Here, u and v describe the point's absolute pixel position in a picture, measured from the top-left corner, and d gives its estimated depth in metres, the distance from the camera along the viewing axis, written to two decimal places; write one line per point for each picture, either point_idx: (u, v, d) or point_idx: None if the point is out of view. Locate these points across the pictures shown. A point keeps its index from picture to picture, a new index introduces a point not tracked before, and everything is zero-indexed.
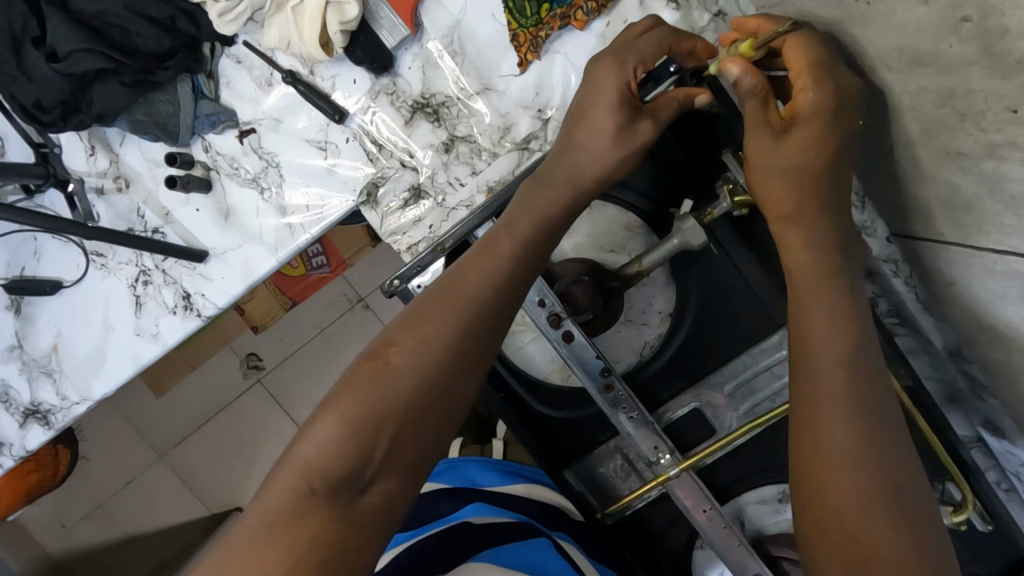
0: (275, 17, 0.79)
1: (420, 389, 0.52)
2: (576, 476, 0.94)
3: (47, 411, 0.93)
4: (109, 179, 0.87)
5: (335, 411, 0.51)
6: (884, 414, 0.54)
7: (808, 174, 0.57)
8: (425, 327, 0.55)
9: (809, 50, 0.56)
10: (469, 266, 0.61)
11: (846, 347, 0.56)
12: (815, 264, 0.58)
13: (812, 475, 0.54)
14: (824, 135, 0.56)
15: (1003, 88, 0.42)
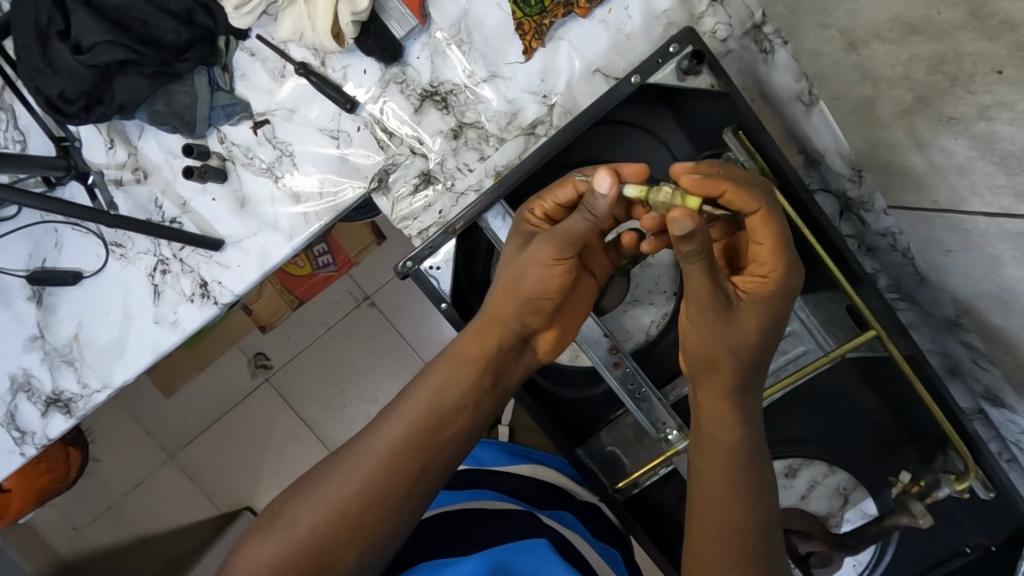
0: (288, 10, 0.81)
1: (323, 527, 0.67)
2: (586, 452, 0.96)
3: (69, 399, 0.96)
4: (128, 170, 0.90)
5: (261, 537, 0.68)
6: (759, 501, 0.62)
7: (741, 357, 0.64)
8: (336, 476, 0.70)
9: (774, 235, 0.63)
10: (390, 412, 0.73)
11: (740, 453, 0.63)
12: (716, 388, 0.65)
13: (696, 550, 0.62)
14: (759, 321, 0.64)
15: (989, 50, 0.44)
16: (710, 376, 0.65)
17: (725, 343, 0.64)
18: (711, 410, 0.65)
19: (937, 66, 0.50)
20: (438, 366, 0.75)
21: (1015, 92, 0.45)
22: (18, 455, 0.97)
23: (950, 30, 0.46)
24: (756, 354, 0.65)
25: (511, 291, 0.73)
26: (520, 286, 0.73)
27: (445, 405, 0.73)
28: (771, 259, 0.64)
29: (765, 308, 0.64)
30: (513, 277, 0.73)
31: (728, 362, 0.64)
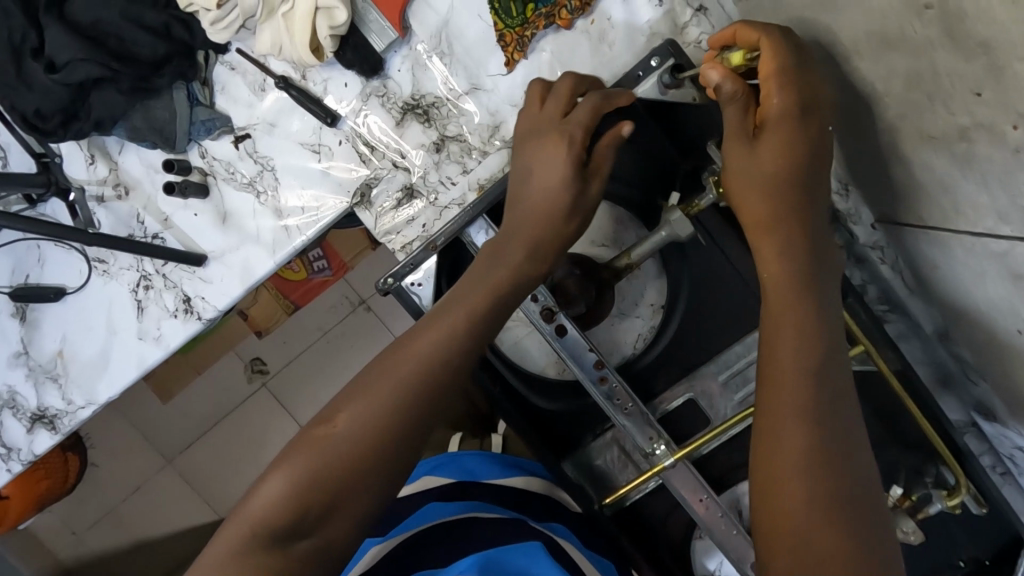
0: (267, 24, 0.80)
1: (359, 453, 0.57)
2: (573, 466, 0.95)
3: (54, 416, 0.95)
4: (109, 186, 0.89)
5: (282, 469, 0.57)
6: (837, 401, 0.56)
7: (786, 188, 0.62)
8: (374, 391, 0.60)
9: (779, 59, 0.60)
10: (431, 322, 0.64)
11: (824, 349, 0.57)
12: (789, 270, 0.60)
13: (767, 464, 0.55)
14: (808, 185, 0.62)
15: (967, 70, 0.42)
16: (774, 260, 0.61)
17: (756, 165, 0.63)
18: (789, 296, 0.59)
19: (915, 84, 0.49)
20: (485, 275, 0.68)
21: (991, 113, 0.43)
22: (4, 470, 0.96)
23: (925, 49, 0.45)
24: (807, 225, 0.62)
25: (557, 182, 0.70)
26: (564, 186, 0.70)
27: (494, 314, 0.66)
28: (816, 118, 0.62)
29: (814, 178, 0.63)
30: (557, 168, 0.71)
31: (782, 238, 0.61)
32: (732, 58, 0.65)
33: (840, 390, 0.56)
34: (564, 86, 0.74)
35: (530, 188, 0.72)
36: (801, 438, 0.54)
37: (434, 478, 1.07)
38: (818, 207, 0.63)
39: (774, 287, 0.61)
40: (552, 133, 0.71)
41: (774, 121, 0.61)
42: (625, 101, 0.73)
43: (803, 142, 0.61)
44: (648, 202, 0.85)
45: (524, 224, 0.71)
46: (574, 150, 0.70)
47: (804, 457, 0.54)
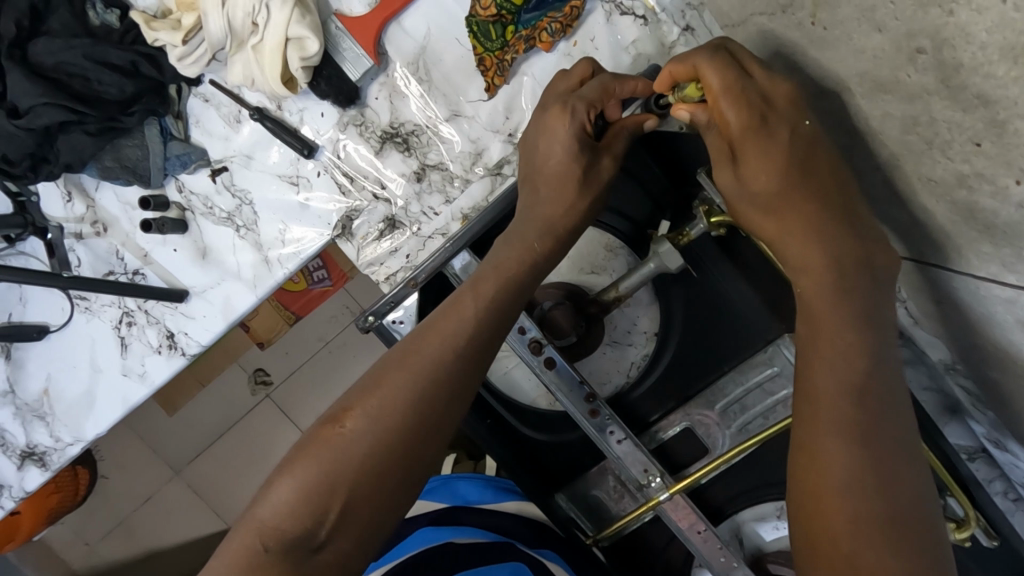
0: (237, 56, 0.77)
1: (379, 453, 0.51)
2: (566, 497, 0.93)
3: (43, 453, 0.95)
4: (86, 223, 0.88)
5: (291, 474, 0.50)
6: (888, 410, 0.51)
7: (789, 200, 0.55)
8: (387, 389, 0.53)
9: (722, 74, 0.54)
10: (451, 307, 0.58)
11: (867, 357, 0.52)
12: (823, 277, 0.54)
13: (810, 482, 0.51)
14: (813, 187, 0.54)
15: (964, 121, 0.39)
16: (805, 268, 0.55)
17: (747, 189, 0.56)
18: (820, 313, 0.53)
19: (910, 127, 0.45)
20: (500, 255, 0.61)
21: (993, 165, 0.39)
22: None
23: (920, 93, 0.42)
24: (829, 225, 0.54)
25: (562, 156, 0.62)
26: (566, 165, 0.61)
27: (517, 296, 0.59)
28: (784, 115, 0.54)
29: (816, 177, 0.55)
30: (552, 178, 0.62)
31: (806, 245, 0.54)
32: (686, 94, 0.58)
33: (884, 397, 0.51)
34: (580, 65, 0.65)
35: (539, 162, 0.63)
36: (840, 458, 0.49)
37: (425, 502, 1.00)
38: (834, 201, 0.55)
39: (807, 299, 0.55)
40: (555, 106, 0.63)
41: (739, 139, 0.54)
42: (640, 88, 0.64)
43: (785, 149, 0.54)
44: (637, 232, 0.81)
45: (534, 206, 0.62)
46: (577, 123, 0.61)
47: (844, 478, 0.49)
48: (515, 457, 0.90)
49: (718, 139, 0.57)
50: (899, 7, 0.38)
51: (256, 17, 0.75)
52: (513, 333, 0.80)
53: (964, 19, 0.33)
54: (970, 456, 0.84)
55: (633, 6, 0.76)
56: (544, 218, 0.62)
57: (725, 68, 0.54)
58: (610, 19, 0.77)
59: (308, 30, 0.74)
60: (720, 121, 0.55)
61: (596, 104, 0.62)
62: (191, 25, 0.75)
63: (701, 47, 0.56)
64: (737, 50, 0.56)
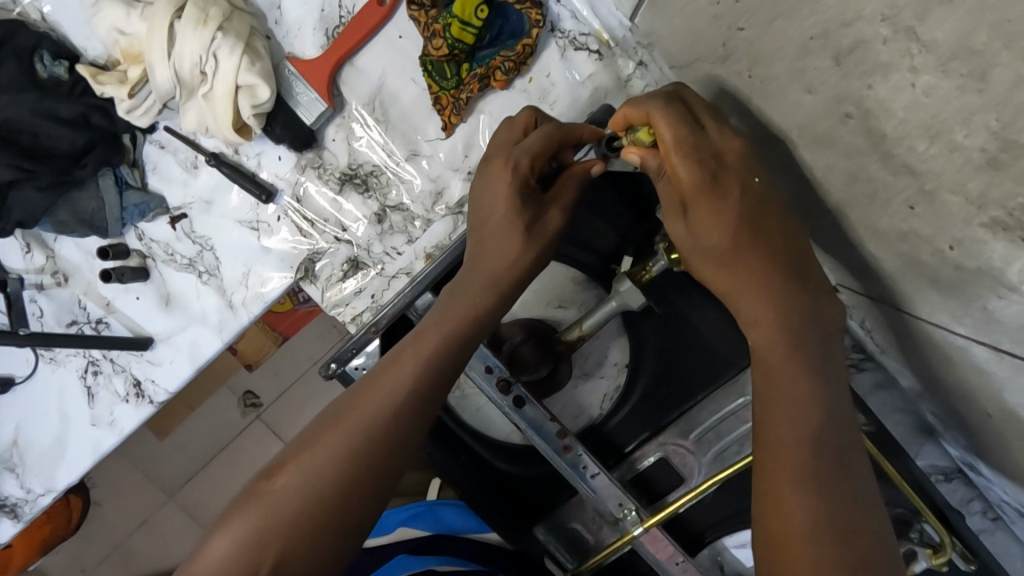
0: (188, 104, 0.75)
1: (309, 509, 0.49)
2: (546, 530, 0.90)
3: (15, 504, 0.93)
4: (47, 274, 0.87)
5: (227, 528, 0.50)
6: (847, 461, 0.49)
7: (740, 255, 0.53)
8: (327, 439, 0.52)
9: (678, 128, 0.53)
10: (390, 360, 0.57)
11: (821, 412, 0.50)
12: (775, 330, 0.52)
13: (776, 532, 0.48)
14: (763, 242, 0.53)
15: (898, 183, 0.38)
16: (759, 324, 0.53)
17: (698, 242, 0.55)
18: (777, 366, 0.52)
19: (851, 180, 0.45)
20: (446, 305, 0.60)
21: (929, 228, 0.38)
22: None
23: (855, 152, 0.40)
24: (779, 281, 0.52)
25: (506, 211, 0.61)
26: (510, 220, 0.61)
27: (461, 347, 0.58)
28: (736, 169, 0.53)
29: (765, 231, 0.53)
30: (498, 234, 0.61)
31: (760, 300, 0.53)
32: (639, 138, 0.57)
33: (838, 445, 0.49)
34: (524, 114, 0.65)
35: (483, 213, 0.63)
36: (795, 503, 0.47)
37: (407, 529, 1.00)
38: (784, 254, 0.53)
39: (761, 352, 0.53)
40: (499, 159, 0.62)
41: (691, 197, 0.53)
42: (587, 134, 0.64)
43: (734, 204, 0.52)
44: (602, 266, 0.81)
45: (480, 256, 0.62)
46: (520, 178, 0.61)
47: (803, 526, 0.47)
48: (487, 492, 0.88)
49: (669, 188, 0.56)
50: (825, 72, 0.37)
51: (205, 66, 0.73)
52: (478, 372, 0.78)
53: (882, 95, 0.32)
54: (946, 477, 0.83)
55: (586, 41, 0.75)
56: (491, 267, 0.61)
57: (676, 119, 0.53)
58: (565, 54, 0.76)
59: (258, 76, 0.73)
60: (672, 175, 0.54)
61: (539, 156, 0.61)
62: (137, 78, 0.74)
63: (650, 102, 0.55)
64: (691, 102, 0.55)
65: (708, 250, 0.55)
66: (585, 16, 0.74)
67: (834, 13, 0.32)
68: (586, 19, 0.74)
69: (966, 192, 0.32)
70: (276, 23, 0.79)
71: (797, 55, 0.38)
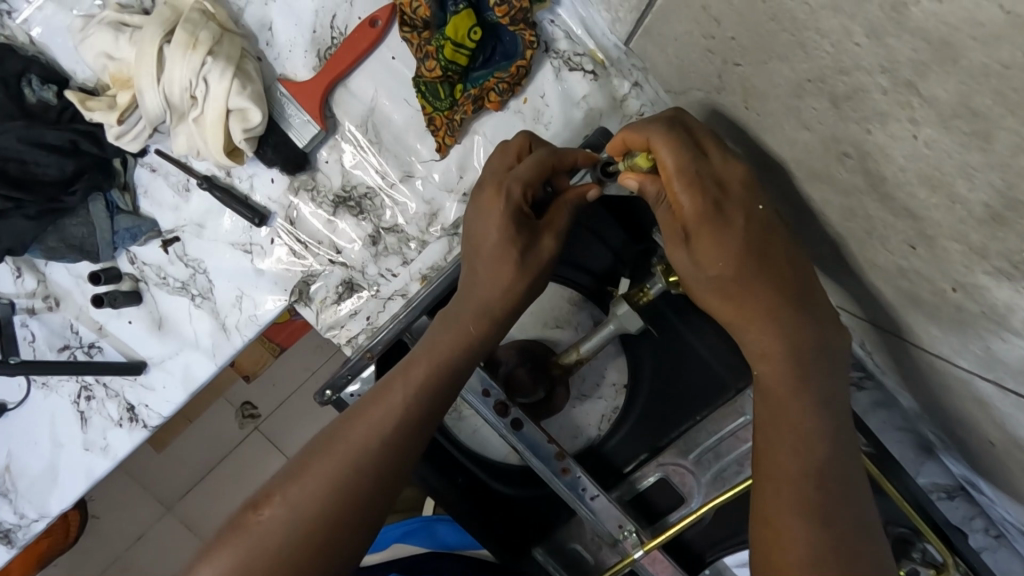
0: (178, 128, 0.74)
1: (295, 543, 0.48)
2: (544, 551, 0.89)
3: (8, 530, 0.92)
4: (38, 298, 0.86)
5: (212, 562, 0.49)
6: (848, 492, 0.47)
7: (745, 286, 0.50)
8: (314, 471, 0.51)
9: (679, 155, 0.51)
10: (379, 393, 0.56)
11: (826, 444, 0.48)
12: (781, 364, 0.49)
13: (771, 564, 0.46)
14: (769, 272, 0.50)
15: (897, 223, 0.37)
16: (765, 356, 0.50)
17: (698, 270, 0.52)
18: (782, 400, 0.49)
19: (849, 215, 0.44)
20: (439, 331, 0.60)
21: (929, 269, 0.38)
22: None
23: (853, 190, 0.40)
24: (788, 311, 0.50)
25: (497, 239, 0.60)
26: (503, 248, 0.59)
27: (451, 378, 0.57)
28: (738, 198, 0.51)
29: (769, 259, 0.51)
30: (489, 260, 0.60)
31: (767, 333, 0.50)
32: (638, 163, 0.55)
33: (842, 476, 0.48)
34: (518, 138, 0.64)
35: (476, 241, 0.62)
36: (799, 537, 0.45)
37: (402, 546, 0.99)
38: (789, 283, 0.51)
39: (770, 385, 0.50)
40: (491, 185, 0.61)
41: (693, 225, 0.51)
42: (582, 158, 0.63)
43: (736, 234, 0.50)
44: (599, 286, 0.80)
45: (473, 284, 0.61)
46: (512, 205, 0.60)
47: (802, 558, 0.44)
48: (484, 514, 0.87)
49: (669, 216, 0.53)
50: (821, 112, 0.36)
51: (194, 90, 0.72)
52: (475, 394, 0.77)
53: (880, 140, 0.32)
54: (947, 494, 0.80)
55: (581, 61, 0.75)
56: (483, 294, 0.60)
57: (679, 146, 0.51)
58: (559, 75, 0.75)
59: (249, 100, 0.72)
60: (673, 204, 0.52)
61: (532, 182, 0.61)
62: (126, 103, 0.74)
63: (646, 128, 0.54)
64: (692, 128, 0.53)
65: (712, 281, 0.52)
66: (580, 36, 0.74)
67: (830, 59, 0.31)
68: (581, 39, 0.74)
69: (967, 241, 0.31)
70: (267, 45, 0.78)
71: (792, 94, 0.38)
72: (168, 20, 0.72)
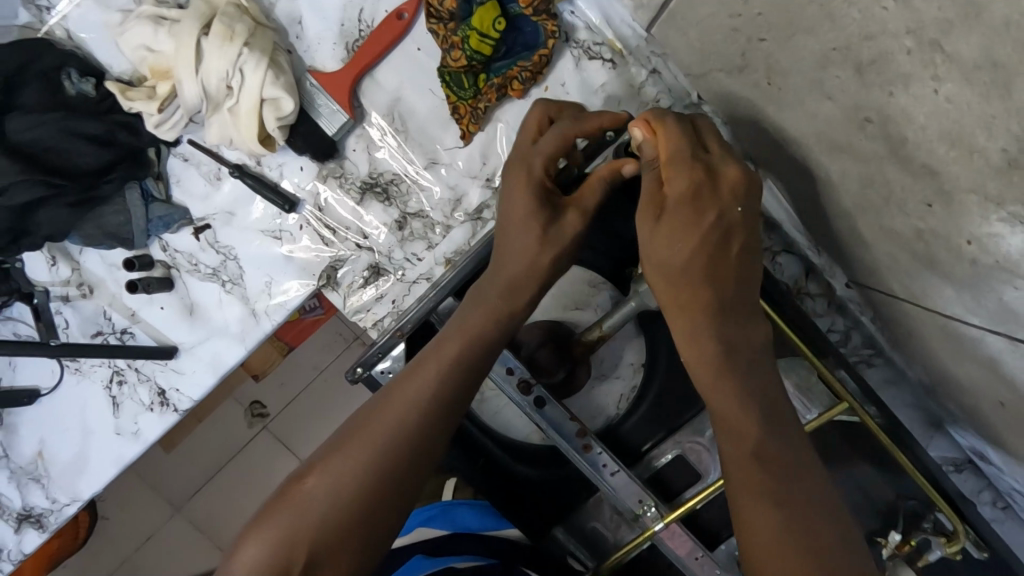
0: (212, 118, 0.77)
1: (344, 510, 0.51)
2: (564, 530, 0.91)
3: (40, 514, 0.94)
4: (72, 286, 0.89)
5: (261, 530, 0.50)
6: (798, 465, 0.51)
7: (695, 272, 0.53)
8: (360, 442, 0.53)
9: (675, 143, 0.53)
10: (414, 367, 0.58)
11: (766, 426, 0.51)
12: (712, 350, 0.53)
13: (744, 539, 0.51)
14: (718, 264, 0.53)
15: (916, 185, 0.40)
16: (698, 337, 0.53)
17: (652, 254, 0.54)
18: (715, 385, 0.53)
19: (866, 183, 0.47)
20: (472, 308, 0.62)
21: (945, 227, 0.41)
22: None
23: (873, 157, 0.43)
24: (725, 304, 0.53)
25: (525, 210, 0.62)
26: (531, 218, 0.62)
27: (479, 356, 0.59)
28: (720, 198, 0.52)
29: (721, 253, 0.53)
30: (507, 232, 0.64)
31: (709, 320, 0.53)
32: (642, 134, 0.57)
33: (791, 460, 0.51)
34: (539, 112, 0.66)
35: (507, 215, 0.64)
36: (761, 517, 0.50)
37: (426, 530, 0.97)
38: (730, 277, 0.53)
39: (701, 370, 0.54)
40: (515, 162, 0.64)
41: (671, 207, 0.53)
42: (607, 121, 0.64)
43: (703, 226, 0.52)
44: (617, 270, 0.82)
45: (504, 256, 0.63)
46: (535, 180, 0.63)
47: (766, 531, 0.49)
48: (508, 494, 0.90)
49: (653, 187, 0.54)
50: (845, 81, 0.39)
51: (230, 81, 0.75)
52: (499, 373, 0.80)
53: (904, 102, 0.35)
54: (956, 467, 0.81)
55: (600, 50, 0.78)
56: (521, 265, 0.62)
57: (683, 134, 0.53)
58: (579, 64, 0.79)
59: (282, 90, 0.75)
60: (664, 183, 0.53)
61: (553, 158, 0.63)
62: (167, 93, 0.77)
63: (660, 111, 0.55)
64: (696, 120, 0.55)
65: (658, 265, 0.54)
66: (598, 26, 0.77)
67: (857, 26, 0.35)
68: (599, 29, 0.77)
69: (985, 192, 0.34)
70: (296, 38, 0.81)
71: (817, 66, 0.41)
72: (205, 13, 0.76)
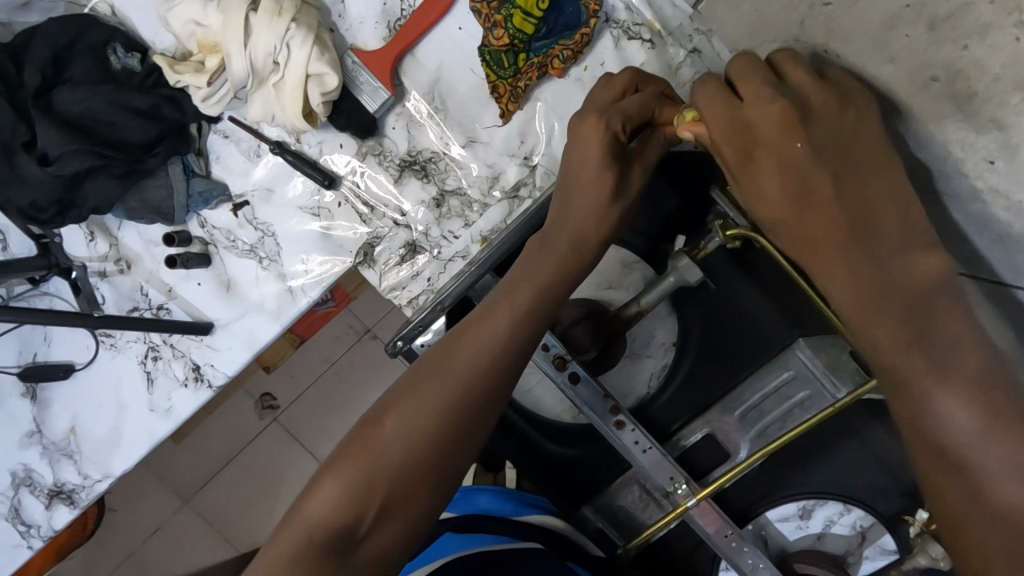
0: (257, 93, 0.78)
1: (414, 453, 0.51)
2: (593, 509, 0.91)
3: (71, 491, 0.94)
4: (110, 262, 0.90)
5: (336, 469, 0.51)
6: (990, 403, 0.46)
7: (797, 226, 0.51)
8: (427, 391, 0.54)
9: (712, 108, 0.51)
10: (476, 322, 0.58)
11: (934, 367, 0.47)
12: (862, 290, 0.49)
13: (935, 499, 0.47)
14: (814, 211, 0.49)
15: (978, 140, 0.44)
16: (835, 281, 0.50)
17: (759, 213, 0.53)
18: (871, 327, 0.50)
19: (921, 146, 0.49)
20: (529, 269, 0.62)
21: None
22: (26, 547, 0.96)
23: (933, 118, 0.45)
24: (858, 242, 0.49)
25: (598, 168, 0.61)
26: (602, 177, 0.62)
27: (535, 312, 0.59)
28: (773, 137, 0.49)
29: (812, 199, 0.49)
30: (574, 194, 0.63)
31: (841, 266, 0.50)
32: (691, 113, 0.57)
33: (980, 398, 0.46)
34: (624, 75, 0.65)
35: (574, 175, 0.63)
36: (949, 467, 0.46)
37: None
38: (841, 218, 0.49)
39: (852, 312, 0.51)
40: (592, 115, 0.63)
41: (738, 170, 0.51)
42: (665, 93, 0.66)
43: (775, 181, 0.50)
44: (655, 248, 0.86)
45: (566, 213, 0.63)
46: (613, 136, 0.61)
47: (956, 482, 0.45)
48: (539, 470, 0.93)
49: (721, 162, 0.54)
50: (913, 38, 0.43)
51: (277, 56, 0.76)
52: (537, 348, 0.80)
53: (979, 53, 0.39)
54: None
55: (640, 31, 0.79)
56: (573, 227, 0.63)
57: (714, 101, 0.51)
58: (618, 43, 0.80)
59: (328, 65, 0.77)
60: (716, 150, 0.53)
61: (632, 116, 0.62)
62: (216, 66, 0.78)
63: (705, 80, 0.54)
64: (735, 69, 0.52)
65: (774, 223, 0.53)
66: (638, 7, 0.79)
67: None
68: (639, 10, 0.79)
69: None
70: (339, 16, 0.83)
71: (886, 26, 0.44)
72: None
